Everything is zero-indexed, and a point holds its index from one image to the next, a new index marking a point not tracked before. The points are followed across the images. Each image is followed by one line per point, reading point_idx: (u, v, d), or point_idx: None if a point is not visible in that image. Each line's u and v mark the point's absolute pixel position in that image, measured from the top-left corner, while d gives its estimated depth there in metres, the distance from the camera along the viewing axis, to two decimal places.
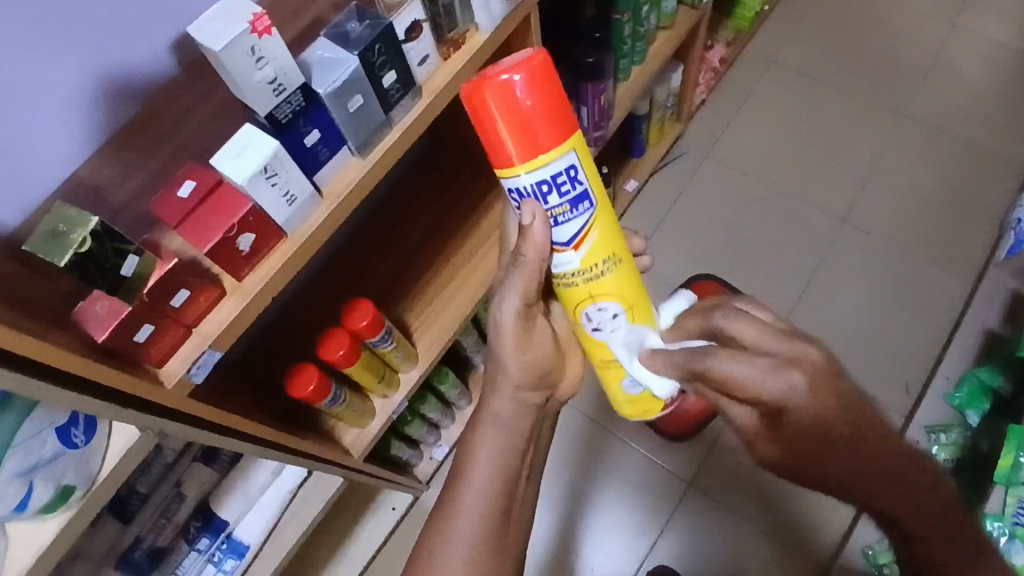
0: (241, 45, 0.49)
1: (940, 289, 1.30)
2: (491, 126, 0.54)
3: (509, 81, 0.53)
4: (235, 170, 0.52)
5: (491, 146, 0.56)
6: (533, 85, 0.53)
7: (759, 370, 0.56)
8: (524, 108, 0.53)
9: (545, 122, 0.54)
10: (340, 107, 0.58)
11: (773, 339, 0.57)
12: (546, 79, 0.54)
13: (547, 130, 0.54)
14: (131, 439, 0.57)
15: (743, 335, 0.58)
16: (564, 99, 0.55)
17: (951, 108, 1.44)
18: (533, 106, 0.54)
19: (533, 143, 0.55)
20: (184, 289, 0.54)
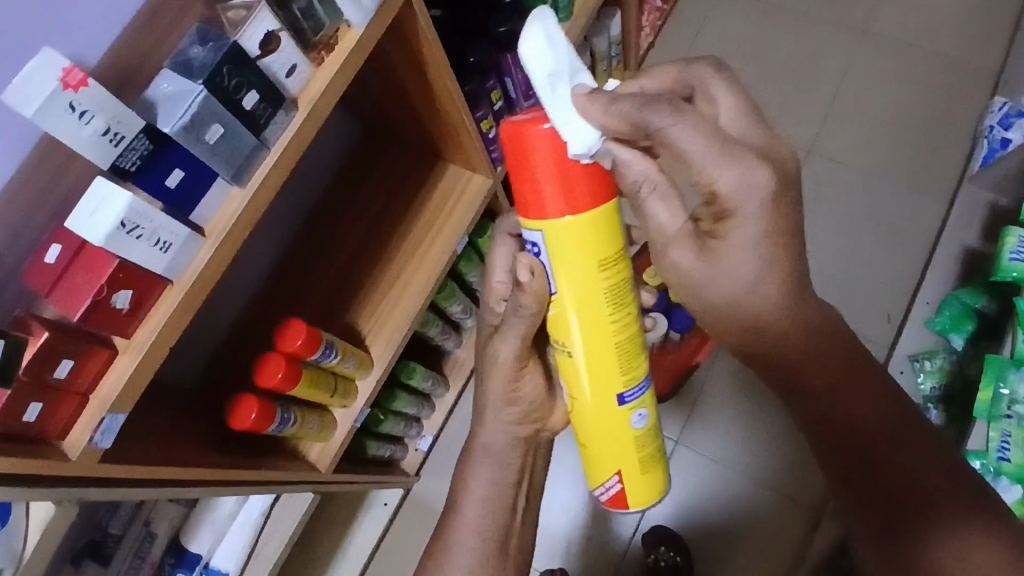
0: (56, 102, 0.43)
1: (913, 212, 1.26)
2: (528, 176, 0.52)
3: (544, 130, 0.51)
4: (91, 231, 0.48)
5: (519, 192, 0.54)
6: (562, 154, 0.51)
7: (709, 156, 0.50)
8: (554, 165, 0.51)
9: (559, 186, 0.52)
10: (196, 142, 0.50)
11: (704, 147, 0.49)
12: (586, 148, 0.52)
13: (556, 199, 0.52)
14: (48, 514, 0.57)
15: (689, 141, 0.49)
16: (597, 169, 0.52)
17: (908, 20, 1.38)
18: (558, 173, 0.52)
19: (568, 199, 0.52)
20: (67, 359, 0.51)
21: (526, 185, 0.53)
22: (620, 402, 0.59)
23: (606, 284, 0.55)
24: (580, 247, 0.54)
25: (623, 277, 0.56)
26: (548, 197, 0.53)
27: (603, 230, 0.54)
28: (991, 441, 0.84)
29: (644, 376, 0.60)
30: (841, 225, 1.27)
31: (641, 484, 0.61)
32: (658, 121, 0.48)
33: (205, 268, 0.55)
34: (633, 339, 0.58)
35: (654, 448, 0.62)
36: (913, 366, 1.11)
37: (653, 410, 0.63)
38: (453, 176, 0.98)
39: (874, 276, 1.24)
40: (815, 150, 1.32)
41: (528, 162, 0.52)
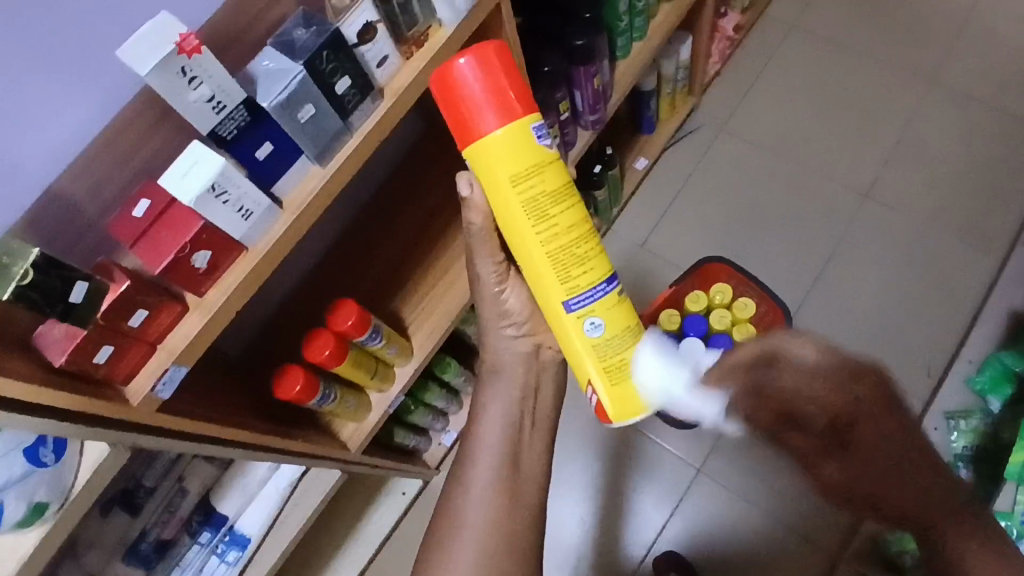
0: (170, 65, 0.45)
1: (967, 267, 1.24)
2: (458, 107, 0.56)
3: (459, 62, 0.54)
4: (181, 191, 0.50)
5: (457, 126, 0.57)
6: (488, 70, 0.54)
7: (805, 374, 0.62)
8: (473, 89, 0.54)
9: (489, 103, 0.55)
10: (288, 119, 0.53)
11: (825, 367, 0.63)
12: (498, 68, 0.55)
13: (489, 116, 0.55)
14: (100, 454, 0.60)
15: (798, 353, 0.63)
16: (517, 81, 0.55)
17: (982, 74, 1.36)
18: (489, 90, 0.55)
19: (500, 113, 0.55)
20: (142, 309, 0.54)
21: (457, 114, 0.56)
22: (563, 313, 0.61)
23: (539, 192, 0.58)
24: (504, 160, 0.56)
25: (558, 181, 0.58)
26: (485, 116, 0.55)
27: (527, 137, 0.56)
28: (1018, 503, 0.83)
29: (599, 282, 0.61)
30: (890, 273, 1.26)
31: (620, 399, 0.63)
32: (771, 375, 0.63)
33: (279, 239, 0.58)
34: (580, 245, 0.60)
35: (627, 355, 0.63)
36: (948, 424, 1.12)
37: (628, 318, 0.63)
38: None
39: (920, 328, 1.22)
40: (872, 194, 1.31)
41: (454, 88, 0.55)
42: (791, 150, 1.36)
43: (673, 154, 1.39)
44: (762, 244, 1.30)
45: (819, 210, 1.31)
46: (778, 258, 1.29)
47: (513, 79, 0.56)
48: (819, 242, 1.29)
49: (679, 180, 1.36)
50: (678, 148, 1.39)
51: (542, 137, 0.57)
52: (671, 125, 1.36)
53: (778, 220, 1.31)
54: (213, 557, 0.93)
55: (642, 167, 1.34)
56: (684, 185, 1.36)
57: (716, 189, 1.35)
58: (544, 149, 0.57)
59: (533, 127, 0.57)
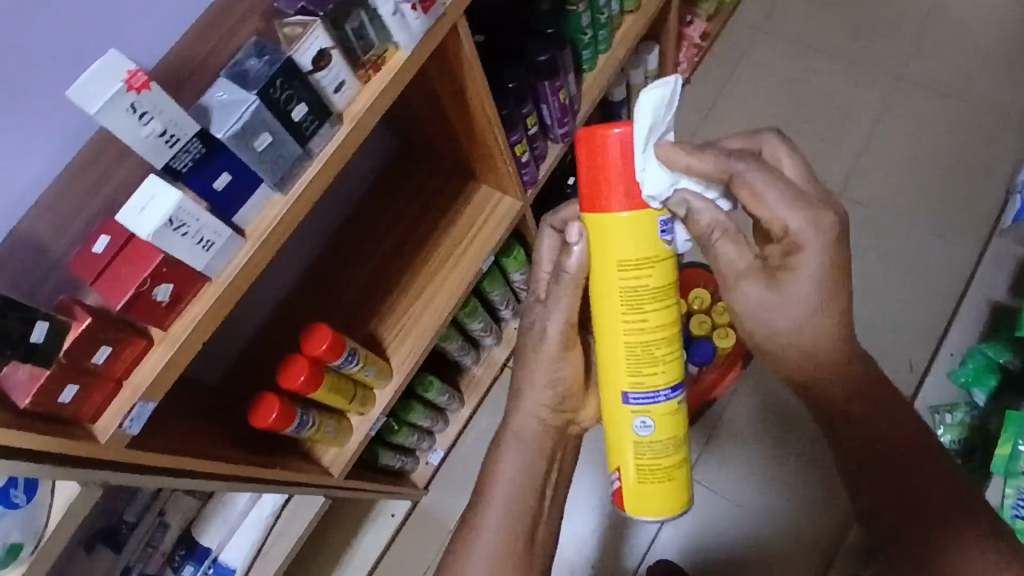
0: (118, 103, 0.45)
1: (942, 261, 1.25)
2: (600, 177, 0.56)
3: (621, 137, 0.55)
4: (139, 226, 0.50)
5: (588, 189, 0.57)
6: (633, 151, 0.55)
7: (784, 199, 0.55)
8: (617, 166, 0.55)
9: (630, 186, 0.56)
10: (245, 149, 0.53)
11: (796, 212, 0.55)
12: (654, 149, 0.56)
13: (620, 197, 0.56)
14: (71, 494, 0.59)
15: (763, 186, 0.55)
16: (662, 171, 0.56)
17: (947, 69, 1.38)
18: (625, 168, 0.55)
19: (631, 195, 0.56)
20: (105, 345, 0.53)
21: (596, 186, 0.57)
22: (619, 399, 0.61)
23: (640, 284, 0.57)
24: (619, 243, 0.57)
25: (664, 282, 0.58)
26: (613, 192, 0.56)
27: (646, 229, 0.56)
28: (1007, 497, 0.81)
29: (666, 385, 0.60)
30: (867, 270, 1.26)
31: (651, 494, 0.62)
32: (745, 175, 0.55)
33: (242, 268, 0.58)
34: (657, 344, 0.59)
35: (679, 456, 0.62)
36: (933, 419, 1.12)
37: (680, 424, 0.62)
38: (483, 196, 1.01)
39: (899, 324, 1.23)
40: (845, 193, 1.32)
41: (605, 162, 0.55)
42: None
43: None
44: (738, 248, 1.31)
45: None
46: None
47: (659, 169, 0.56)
48: None
49: None
50: None
51: (664, 230, 0.57)
52: None
53: None
54: None
55: None
56: None
57: None
58: (662, 248, 0.57)
59: (658, 220, 0.57)
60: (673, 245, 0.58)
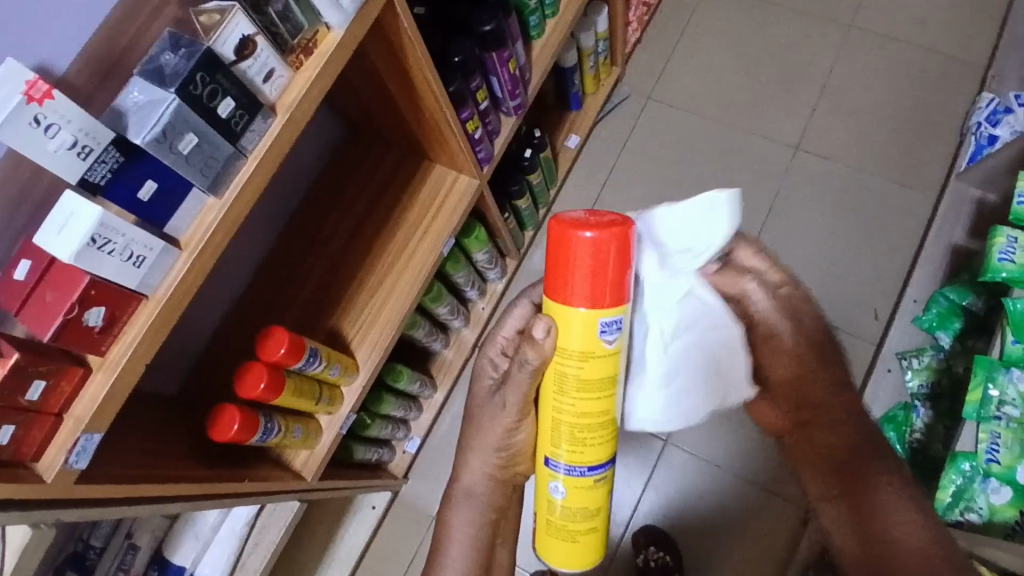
0: (18, 117, 0.40)
1: (903, 207, 1.26)
2: (562, 270, 0.51)
3: (584, 237, 0.49)
4: (59, 249, 0.46)
5: (553, 280, 0.52)
6: (601, 252, 0.50)
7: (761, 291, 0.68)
8: (582, 266, 0.50)
9: (592, 288, 0.51)
10: (168, 153, 0.48)
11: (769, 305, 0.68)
12: (619, 253, 0.50)
13: (582, 295, 0.51)
14: (25, 536, 0.54)
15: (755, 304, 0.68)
16: (625, 274, 0.51)
17: (896, 13, 1.38)
18: (591, 271, 0.50)
19: (597, 295, 0.51)
20: (39, 379, 0.49)
21: (555, 273, 0.52)
22: (546, 466, 0.61)
23: (579, 375, 0.55)
24: (565, 337, 0.54)
25: (607, 375, 0.55)
26: (575, 285, 0.51)
27: (591, 327, 0.53)
28: (980, 442, 0.81)
29: (592, 464, 0.59)
30: (830, 222, 1.26)
31: (567, 553, 0.63)
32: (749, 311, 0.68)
33: (181, 281, 0.53)
34: (587, 430, 0.58)
35: (592, 524, 0.62)
36: (901, 365, 1.11)
37: (601, 496, 0.61)
38: (438, 177, 0.97)
39: (863, 274, 1.23)
40: (804, 145, 1.32)
41: (567, 260, 0.51)
42: (719, 110, 1.35)
43: (604, 127, 1.37)
44: None
45: (755, 167, 1.31)
46: None
47: (623, 266, 0.51)
48: (757, 199, 1.29)
49: (613, 154, 1.35)
50: (609, 121, 1.37)
51: (607, 330, 0.53)
52: (598, 100, 1.33)
53: (715, 181, 1.31)
54: None
55: (574, 145, 1.32)
56: (619, 158, 1.34)
57: (651, 157, 1.34)
58: (603, 344, 0.54)
59: (602, 321, 0.52)
60: (617, 341, 0.54)
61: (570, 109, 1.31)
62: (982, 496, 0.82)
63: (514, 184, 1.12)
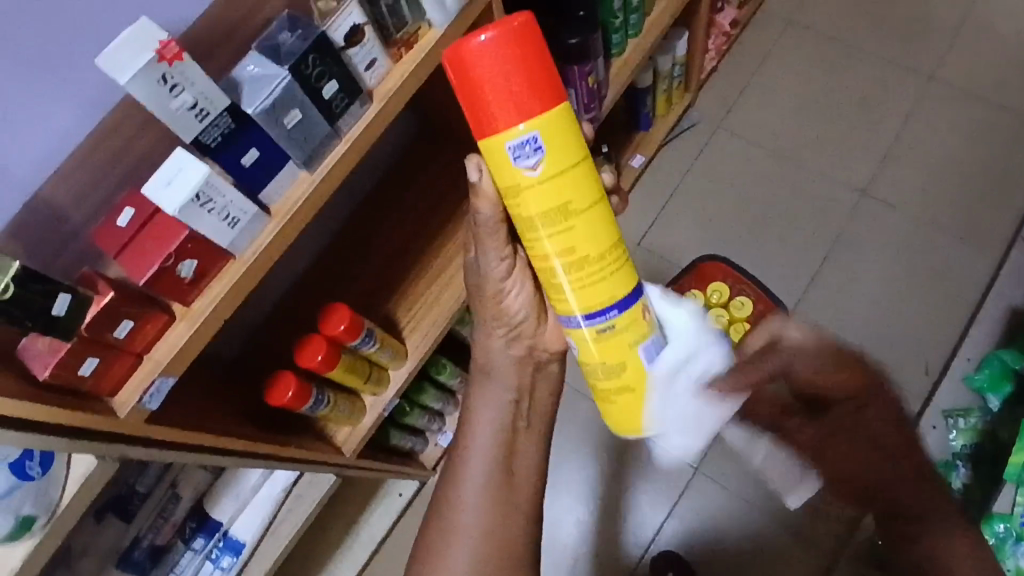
0: (149, 74, 0.43)
1: (968, 263, 1.23)
2: (475, 87, 0.48)
3: (481, 42, 0.47)
4: (165, 200, 0.49)
5: (473, 112, 0.49)
6: (499, 56, 0.47)
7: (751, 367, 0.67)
8: (486, 69, 0.47)
9: (512, 97, 0.48)
10: (274, 125, 0.52)
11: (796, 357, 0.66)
12: (521, 48, 0.47)
13: (506, 111, 0.48)
14: (89, 468, 0.57)
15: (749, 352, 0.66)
16: (547, 72, 0.49)
17: (983, 66, 1.35)
18: (502, 84, 0.48)
19: (515, 103, 0.48)
20: (128, 319, 0.52)
21: (474, 98, 0.48)
22: (569, 327, 0.56)
23: (535, 210, 0.51)
24: (496, 173, 0.51)
25: (563, 195, 0.51)
26: (496, 110, 0.48)
27: (503, 154, 0.50)
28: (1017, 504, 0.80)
29: (581, 312, 0.54)
30: (890, 270, 1.25)
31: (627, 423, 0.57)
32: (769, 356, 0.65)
33: (266, 246, 0.57)
34: (576, 271, 0.53)
35: (629, 382, 0.56)
36: (946, 423, 1.09)
37: (618, 346, 0.55)
38: None
39: (917, 327, 1.21)
40: (871, 189, 1.30)
41: (473, 79, 0.48)
42: (786, 145, 1.35)
43: (669, 150, 1.38)
44: (759, 240, 1.30)
45: (818, 206, 1.30)
46: (776, 254, 1.28)
47: (539, 70, 0.48)
48: (817, 239, 1.28)
49: (676, 178, 1.36)
50: (675, 145, 1.38)
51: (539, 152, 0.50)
52: (667, 123, 1.34)
53: (776, 216, 1.31)
54: (207, 564, 0.90)
55: (638, 164, 1.32)
56: (681, 183, 1.35)
57: (713, 184, 1.34)
58: (526, 172, 0.50)
59: (510, 146, 0.49)
60: (541, 167, 0.50)
61: (639, 130, 1.33)
62: (1012, 558, 0.79)
63: None
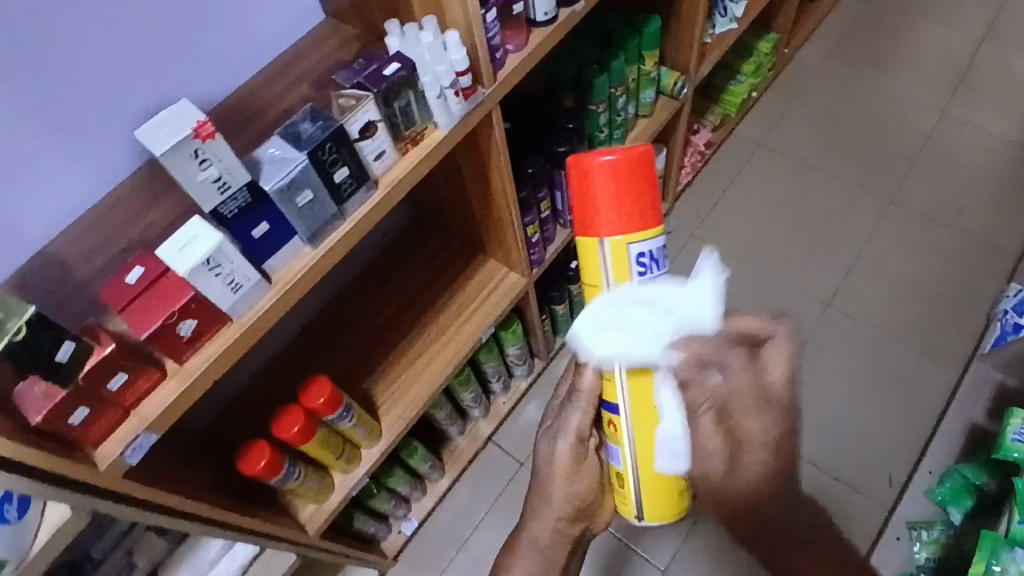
0: (183, 148, 0.48)
1: (926, 379, 1.29)
2: (585, 198, 0.53)
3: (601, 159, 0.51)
4: (178, 261, 0.53)
5: (581, 210, 0.54)
6: (620, 175, 0.51)
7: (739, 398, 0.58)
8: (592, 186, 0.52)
9: (613, 211, 0.53)
10: (287, 203, 0.56)
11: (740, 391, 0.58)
12: (639, 175, 0.52)
13: (606, 217, 0.53)
14: (63, 515, 0.58)
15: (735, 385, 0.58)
16: (648, 195, 0.53)
17: (937, 197, 1.47)
18: (614, 196, 0.52)
19: (620, 215, 0.53)
20: (122, 372, 0.54)
21: (579, 203, 0.54)
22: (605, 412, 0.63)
23: None
24: (585, 264, 0.56)
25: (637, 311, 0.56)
26: (599, 211, 0.53)
27: (594, 255, 0.55)
28: None
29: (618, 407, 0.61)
30: (850, 380, 1.31)
31: (651, 505, 0.67)
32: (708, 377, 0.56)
33: (263, 313, 0.60)
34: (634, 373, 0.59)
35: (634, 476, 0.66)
36: (910, 534, 1.10)
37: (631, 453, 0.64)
38: (490, 271, 1.04)
39: (877, 438, 1.26)
40: (834, 302, 1.38)
41: (587, 191, 0.52)
42: (754, 256, 1.44)
43: None
44: None
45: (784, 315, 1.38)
46: None
47: (644, 192, 0.52)
48: None
49: None
50: None
51: (645, 271, 0.55)
52: None
53: None
54: None
55: None
56: None
57: None
58: (604, 276, 0.55)
59: (601, 250, 0.54)
60: (620, 275, 0.55)
61: None
62: None
63: (555, 291, 1.20)
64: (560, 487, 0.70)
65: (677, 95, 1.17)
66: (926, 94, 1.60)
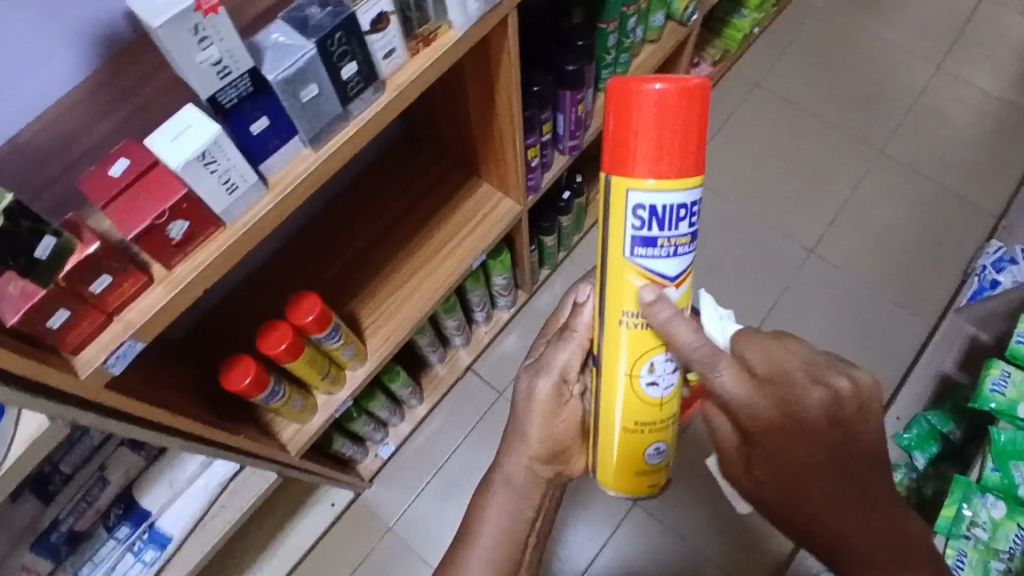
0: (183, 21, 0.43)
1: (900, 327, 1.32)
2: (624, 133, 0.46)
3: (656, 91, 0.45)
4: (170, 154, 0.48)
5: (616, 148, 0.47)
6: (666, 115, 0.45)
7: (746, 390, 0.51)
8: (645, 121, 0.45)
9: (656, 150, 0.46)
10: (291, 96, 0.52)
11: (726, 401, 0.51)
12: (688, 116, 0.45)
13: (644, 160, 0.46)
14: (40, 425, 0.53)
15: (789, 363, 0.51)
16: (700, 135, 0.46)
17: (926, 149, 1.47)
18: (657, 134, 0.45)
19: (660, 162, 0.46)
20: (107, 274, 0.50)
21: (617, 140, 0.47)
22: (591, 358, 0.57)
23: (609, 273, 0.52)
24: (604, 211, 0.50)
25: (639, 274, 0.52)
26: (636, 153, 0.46)
27: (621, 204, 0.48)
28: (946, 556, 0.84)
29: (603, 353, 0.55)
30: (828, 325, 1.32)
31: (614, 476, 0.58)
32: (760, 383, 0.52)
33: (260, 219, 0.56)
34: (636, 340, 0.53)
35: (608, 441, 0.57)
36: None
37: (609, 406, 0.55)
38: (484, 195, 1.00)
39: None
40: (817, 249, 1.38)
41: (627, 124, 0.46)
42: (744, 197, 1.43)
43: None
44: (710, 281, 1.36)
45: (768, 258, 1.38)
46: (724, 300, 1.34)
47: (693, 132, 0.46)
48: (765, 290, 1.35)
49: None
50: None
51: (640, 225, 0.48)
52: None
53: (729, 262, 1.37)
54: (128, 556, 0.85)
55: None
56: None
57: None
58: (625, 232, 0.49)
59: (631, 197, 0.47)
60: (630, 229, 0.49)
61: None
62: None
63: (546, 223, 1.16)
64: (534, 425, 0.67)
65: (686, 23, 1.12)
66: (925, 42, 1.57)
